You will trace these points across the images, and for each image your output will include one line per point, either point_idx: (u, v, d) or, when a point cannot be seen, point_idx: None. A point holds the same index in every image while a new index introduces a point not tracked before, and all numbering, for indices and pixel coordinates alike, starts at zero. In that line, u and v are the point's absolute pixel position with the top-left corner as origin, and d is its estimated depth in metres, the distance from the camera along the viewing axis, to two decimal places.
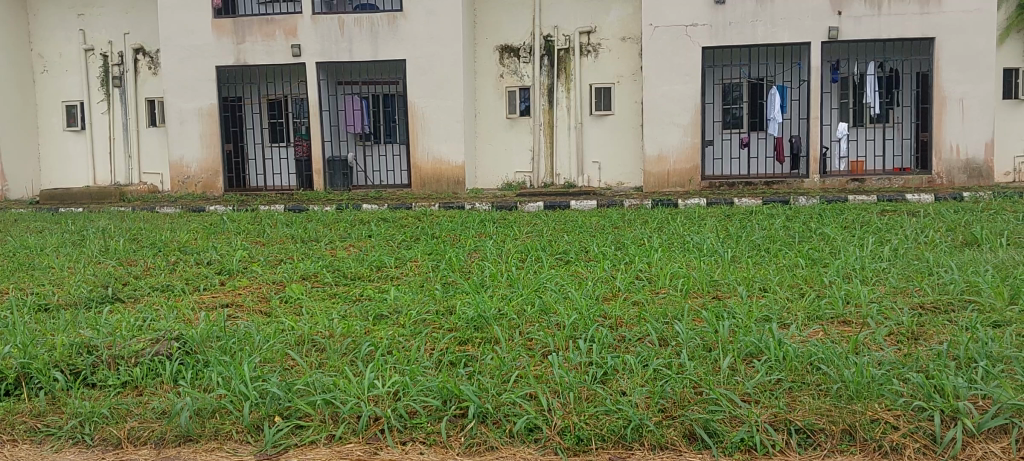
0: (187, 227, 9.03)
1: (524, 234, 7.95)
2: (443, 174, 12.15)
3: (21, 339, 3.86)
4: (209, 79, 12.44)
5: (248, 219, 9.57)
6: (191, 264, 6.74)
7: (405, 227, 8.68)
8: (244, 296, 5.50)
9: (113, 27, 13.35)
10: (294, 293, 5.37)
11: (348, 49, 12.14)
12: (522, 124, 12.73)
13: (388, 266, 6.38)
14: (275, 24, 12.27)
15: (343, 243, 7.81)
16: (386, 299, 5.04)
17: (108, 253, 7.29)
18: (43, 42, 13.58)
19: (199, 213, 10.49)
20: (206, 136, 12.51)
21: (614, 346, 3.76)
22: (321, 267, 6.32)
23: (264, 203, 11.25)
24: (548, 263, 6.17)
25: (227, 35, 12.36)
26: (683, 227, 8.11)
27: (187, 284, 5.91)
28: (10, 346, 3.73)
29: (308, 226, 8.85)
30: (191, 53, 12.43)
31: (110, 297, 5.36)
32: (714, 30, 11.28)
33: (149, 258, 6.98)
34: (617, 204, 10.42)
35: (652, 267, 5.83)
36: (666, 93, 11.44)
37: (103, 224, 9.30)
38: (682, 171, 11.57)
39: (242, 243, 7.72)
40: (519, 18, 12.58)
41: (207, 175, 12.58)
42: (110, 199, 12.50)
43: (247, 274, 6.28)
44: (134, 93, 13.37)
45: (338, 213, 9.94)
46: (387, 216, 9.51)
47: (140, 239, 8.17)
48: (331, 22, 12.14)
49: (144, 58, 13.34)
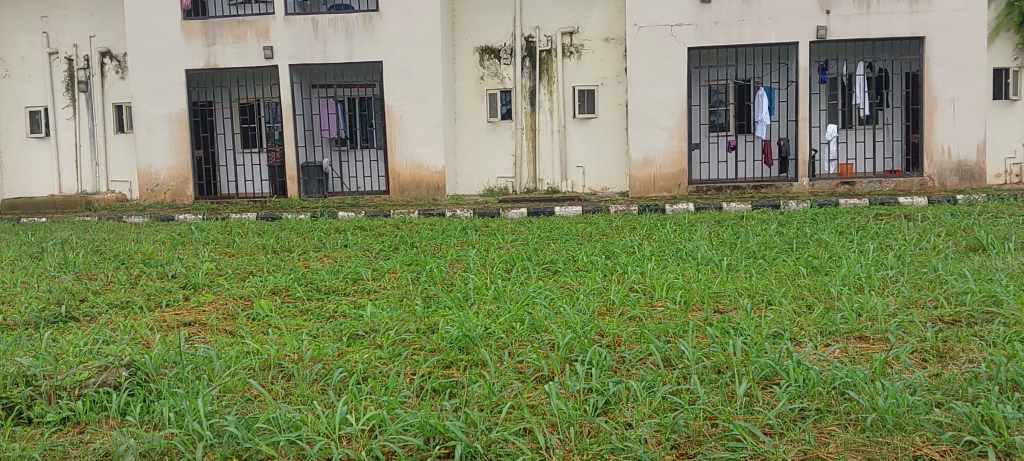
0: (153, 238, 8.59)
1: (509, 243, 7.59)
2: (422, 180, 11.75)
3: None
4: (179, 83, 11.98)
5: (218, 228, 9.15)
6: (153, 278, 6.33)
7: (382, 236, 8.30)
8: (208, 314, 5.08)
9: (78, 30, 12.87)
10: (261, 311, 4.98)
11: (322, 51, 11.75)
12: (503, 128, 12.37)
13: (365, 279, 5.99)
14: (247, 26, 11.85)
15: (317, 253, 7.42)
16: (361, 317, 4.65)
17: (65, 267, 6.83)
18: (4, 46, 13.07)
19: (168, 223, 10.03)
20: (175, 144, 12.05)
21: (615, 370, 3.39)
22: (292, 280, 5.93)
23: (236, 212, 10.81)
24: (535, 274, 5.82)
25: (197, 37, 11.92)
26: (674, 234, 7.77)
27: (148, 300, 5.51)
28: None
29: (281, 235, 8.45)
30: (159, 56, 11.98)
31: (62, 317, 4.95)
32: (699, 30, 10.98)
33: (110, 272, 6.53)
34: (603, 209, 10.08)
35: (646, 277, 5.48)
36: (652, 95, 11.12)
37: (65, 234, 8.85)
38: (669, 175, 11.25)
39: (210, 254, 7.31)
40: (499, 18, 12.23)
41: (177, 183, 12.12)
42: (75, 209, 11.99)
43: (214, 290, 5.86)
44: (101, 98, 12.88)
45: (313, 222, 9.53)
46: (364, 224, 9.13)
47: (102, 251, 7.72)
48: (305, 23, 11.73)
49: (111, 63, 12.86)
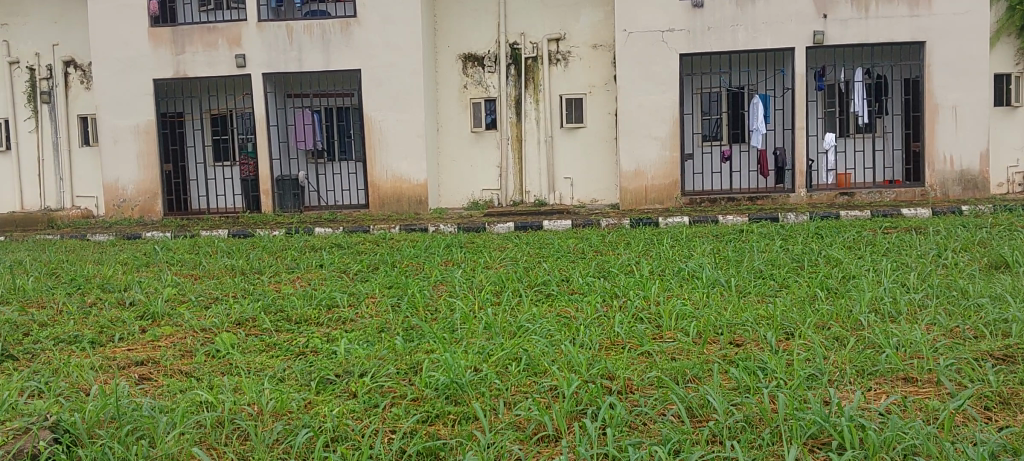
0: (116, 259, 7.97)
1: (497, 262, 7.04)
2: (402, 193, 11.21)
3: None
4: (146, 94, 11.39)
5: (187, 247, 8.56)
6: (109, 307, 5.72)
7: (362, 255, 7.74)
8: (164, 350, 4.49)
9: (40, 38, 12.25)
10: (222, 347, 4.42)
11: (298, 58, 11.20)
12: (487, 138, 11.86)
13: (341, 306, 5.42)
14: (217, 32, 11.28)
15: (289, 275, 6.86)
16: (334, 355, 4.10)
17: (12, 294, 6.19)
18: None
19: (133, 241, 9.45)
20: (143, 157, 11.45)
21: (633, 426, 2.89)
22: (261, 309, 5.35)
23: (207, 229, 10.24)
24: (528, 298, 5.30)
25: (164, 44, 11.34)
26: (672, 250, 7.27)
27: (99, 334, 4.91)
28: None
29: (252, 254, 7.87)
30: (126, 65, 11.39)
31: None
32: (692, 35, 10.53)
33: (61, 300, 5.90)
34: (594, 223, 9.58)
35: (652, 303, 4.96)
36: (643, 103, 10.64)
37: (20, 255, 8.23)
38: (661, 186, 10.77)
39: (174, 278, 6.71)
40: (483, 25, 11.74)
41: (145, 199, 11.51)
42: (36, 226, 11.34)
43: (173, 320, 5.27)
44: (65, 109, 12.26)
45: (287, 239, 8.97)
46: (342, 241, 8.58)
47: (58, 274, 7.10)
48: (279, 30, 11.18)
49: (76, 72, 12.27)
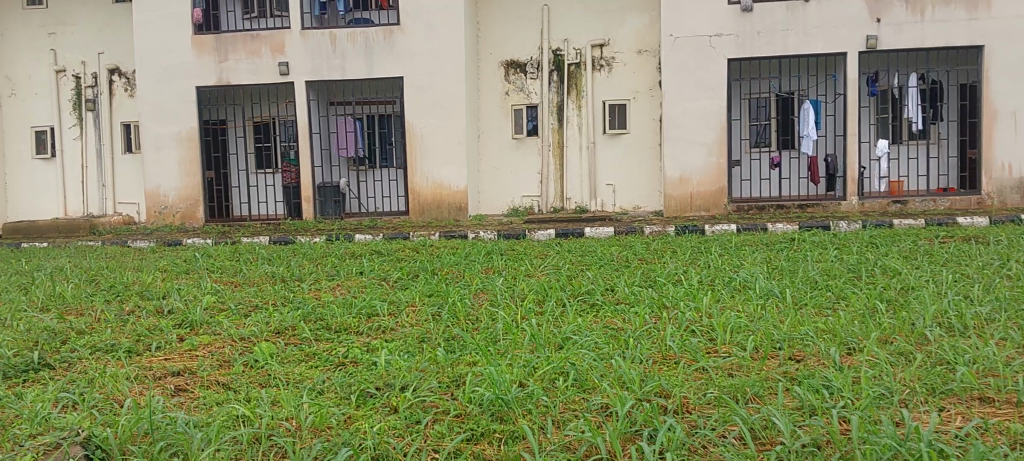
0: (156, 265, 7.95)
1: (539, 271, 6.88)
2: (442, 200, 11.11)
3: None
4: (190, 101, 11.43)
5: (227, 254, 8.51)
6: (147, 315, 5.64)
7: (402, 262, 7.63)
8: (201, 360, 4.39)
9: (86, 46, 12.38)
10: (261, 356, 4.31)
11: (340, 66, 11.16)
12: (528, 144, 11.72)
13: (380, 315, 5.29)
14: (261, 40, 11.29)
15: (329, 282, 6.76)
16: (374, 367, 3.96)
17: (52, 301, 6.15)
18: (10, 64, 12.57)
19: (175, 248, 9.45)
20: (186, 164, 11.49)
21: (691, 449, 2.71)
22: (300, 318, 5.24)
23: (247, 236, 10.22)
24: (573, 309, 5.12)
25: (209, 53, 11.38)
26: (720, 259, 7.05)
27: (136, 343, 4.82)
28: None
29: (291, 262, 7.79)
30: (170, 72, 11.44)
31: (35, 365, 4.27)
32: (740, 40, 10.29)
33: (99, 307, 5.84)
34: (637, 231, 9.38)
35: (703, 315, 4.76)
36: (688, 110, 10.43)
37: (63, 262, 8.23)
38: (707, 193, 10.53)
39: (214, 285, 6.64)
40: (526, 31, 11.62)
41: (186, 206, 11.54)
42: (79, 233, 11.41)
43: (211, 329, 5.18)
44: (109, 116, 12.37)
45: (327, 246, 8.90)
46: (381, 248, 8.47)
47: (98, 281, 7.07)
48: (322, 37, 11.16)
49: (120, 80, 12.38)
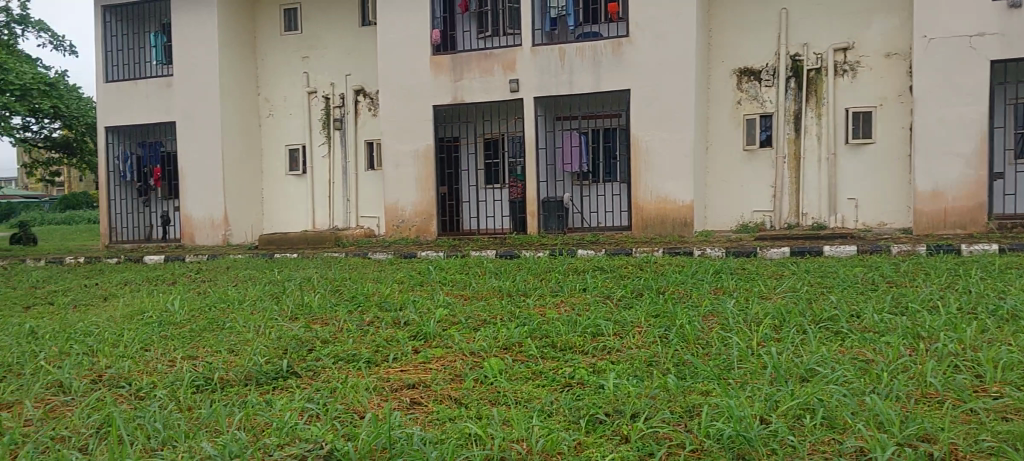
0: (393, 277, 8.33)
1: (773, 292, 6.49)
2: (668, 215, 10.86)
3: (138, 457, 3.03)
4: (426, 119, 11.98)
5: (457, 267, 8.77)
6: (384, 326, 5.88)
7: (627, 279, 7.48)
8: (434, 374, 4.48)
9: (335, 69, 13.34)
10: (490, 373, 4.33)
11: (569, 81, 11.25)
12: (761, 156, 11.20)
13: (607, 335, 5.18)
14: (493, 58, 11.63)
15: (554, 299, 6.75)
16: (602, 390, 3.86)
17: (301, 310, 6.57)
18: (271, 88, 13.80)
19: (409, 260, 9.89)
20: (420, 180, 12.02)
21: None
22: (527, 334, 5.24)
23: (476, 249, 10.51)
24: (813, 336, 4.75)
25: (445, 72, 11.86)
26: (983, 284, 6.31)
27: (374, 353, 5.02)
28: None
29: (518, 276, 7.88)
30: (409, 92, 12.05)
31: (284, 372, 4.54)
32: (1007, 40, 9.27)
33: (341, 318, 6.16)
34: (882, 250, 8.66)
35: (968, 348, 4.24)
36: (942, 118, 9.53)
37: (311, 272, 8.84)
38: (965, 209, 9.55)
39: (445, 298, 6.83)
40: (761, 37, 11.16)
41: (421, 220, 12.06)
42: (325, 244, 12.22)
43: (442, 342, 5.30)
44: (354, 135, 13.22)
45: (552, 261, 8.94)
46: (605, 265, 8.38)
47: (341, 292, 7.49)
48: (552, 53, 11.32)
49: (364, 100, 13.20)
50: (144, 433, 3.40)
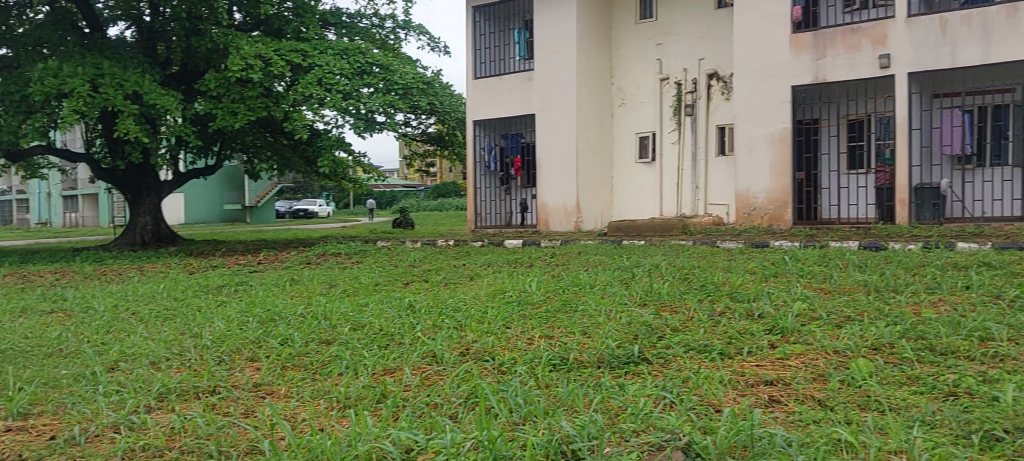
0: (744, 267, 8.03)
1: None
2: None
3: (505, 429, 3.18)
4: (783, 102, 11.42)
5: (814, 259, 8.24)
6: (738, 316, 5.63)
7: (1021, 278, 6.49)
8: (794, 371, 4.19)
9: (689, 54, 13.18)
10: (860, 375, 3.95)
11: (951, 53, 10.13)
12: None
13: (1000, 341, 4.50)
14: (861, 33, 10.81)
15: (930, 296, 6.04)
16: (998, 404, 3.35)
17: (652, 296, 6.53)
18: (624, 76, 14.06)
19: (761, 250, 9.50)
20: (776, 166, 11.49)
21: None
22: (900, 334, 4.72)
23: (834, 240, 9.81)
24: None
25: (806, 50, 11.24)
26: None
27: (729, 345, 4.83)
28: (486, 440, 3.02)
29: (885, 270, 7.18)
30: (765, 74, 11.58)
31: (637, 358, 4.52)
32: None
33: (693, 306, 6.00)
34: None
35: None
36: None
37: (659, 260, 8.83)
38: None
39: (803, 291, 6.41)
40: None
41: (776, 207, 11.54)
42: (673, 232, 11.99)
43: (803, 338, 4.94)
44: (706, 120, 12.97)
45: (924, 254, 8.06)
46: (991, 260, 7.37)
47: (690, 280, 7.37)
48: (931, 22, 10.27)
49: (717, 84, 12.84)
50: (508, 406, 3.56)
